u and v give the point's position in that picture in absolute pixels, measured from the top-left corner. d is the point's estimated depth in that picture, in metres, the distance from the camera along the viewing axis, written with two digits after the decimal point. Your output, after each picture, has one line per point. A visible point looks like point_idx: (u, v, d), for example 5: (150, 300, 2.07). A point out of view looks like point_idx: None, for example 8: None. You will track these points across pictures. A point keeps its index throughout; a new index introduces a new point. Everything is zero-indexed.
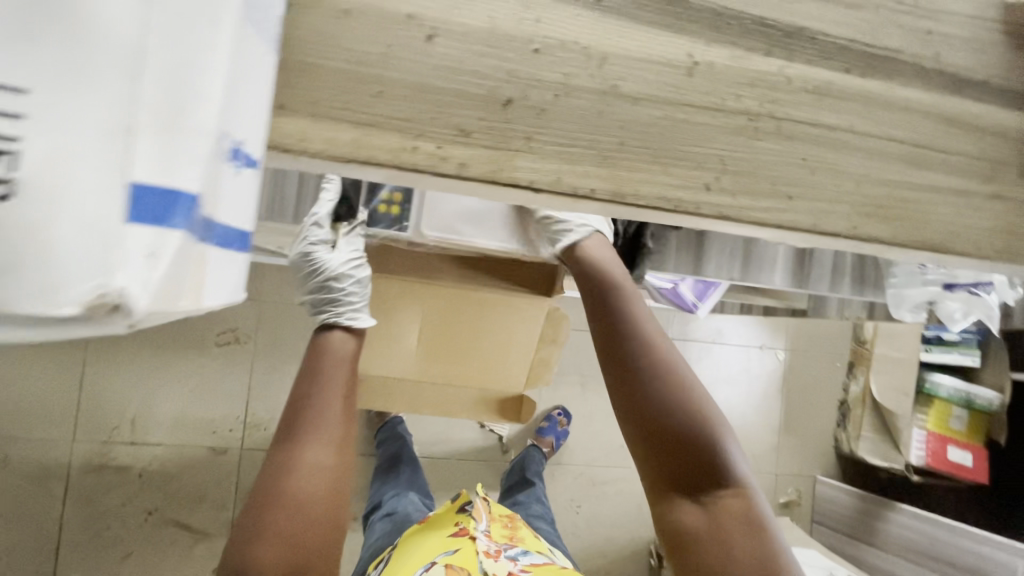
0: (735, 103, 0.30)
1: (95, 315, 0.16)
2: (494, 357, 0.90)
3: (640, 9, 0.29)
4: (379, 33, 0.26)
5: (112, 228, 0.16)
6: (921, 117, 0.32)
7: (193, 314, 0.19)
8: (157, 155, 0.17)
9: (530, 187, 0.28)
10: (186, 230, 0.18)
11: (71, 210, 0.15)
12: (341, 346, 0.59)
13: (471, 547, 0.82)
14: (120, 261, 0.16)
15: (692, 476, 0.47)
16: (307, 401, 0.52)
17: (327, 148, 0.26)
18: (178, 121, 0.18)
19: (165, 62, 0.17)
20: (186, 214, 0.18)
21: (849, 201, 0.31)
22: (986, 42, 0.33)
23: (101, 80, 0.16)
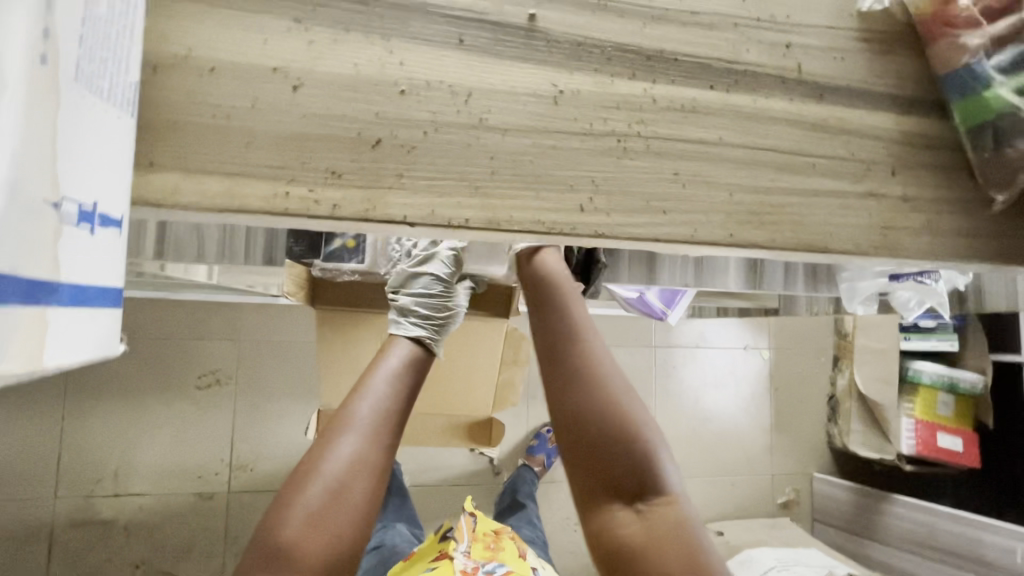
0: (602, 126, 0.31)
1: None
2: (458, 386, 0.90)
3: (502, 45, 0.31)
4: (246, 88, 0.28)
5: None
6: (789, 127, 0.34)
7: (27, 375, 0.19)
8: None
9: (405, 223, 0.29)
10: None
11: None
12: (409, 358, 0.62)
13: (449, 567, 0.85)
14: None
15: (624, 488, 0.53)
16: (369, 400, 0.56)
17: (199, 200, 0.27)
18: None
19: None
20: None
21: (723, 210, 0.33)
22: (845, 51, 0.35)
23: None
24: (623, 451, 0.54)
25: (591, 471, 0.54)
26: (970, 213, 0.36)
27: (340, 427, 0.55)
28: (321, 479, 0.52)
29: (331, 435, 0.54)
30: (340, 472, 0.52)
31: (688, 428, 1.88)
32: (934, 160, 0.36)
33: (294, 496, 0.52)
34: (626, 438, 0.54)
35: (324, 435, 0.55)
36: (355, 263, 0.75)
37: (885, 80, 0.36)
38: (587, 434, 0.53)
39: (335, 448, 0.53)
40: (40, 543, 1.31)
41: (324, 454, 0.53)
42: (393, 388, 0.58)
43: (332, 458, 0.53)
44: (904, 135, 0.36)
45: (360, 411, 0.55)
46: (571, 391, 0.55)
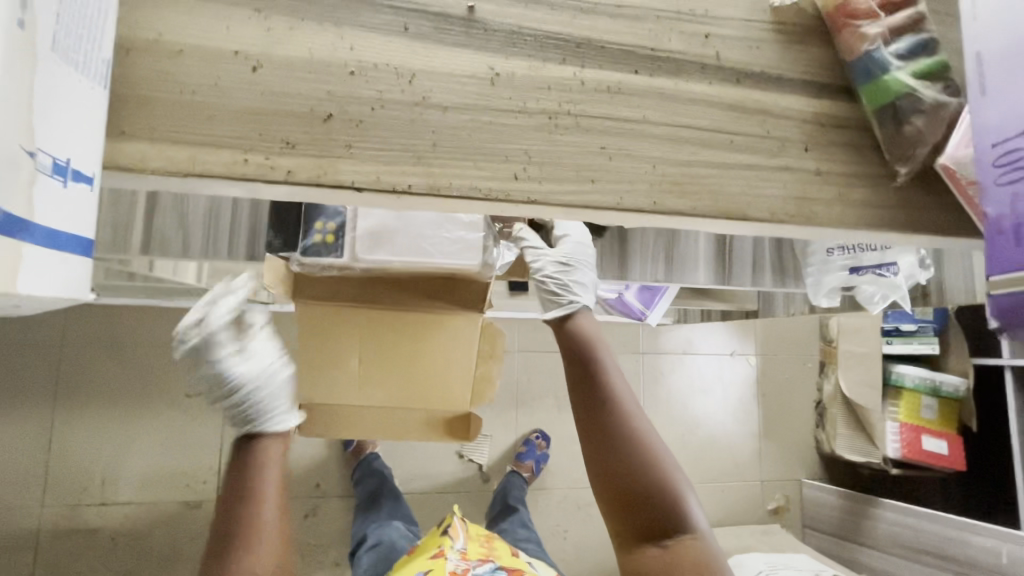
0: (535, 105, 0.35)
1: None
2: (438, 370, 0.90)
3: (442, 33, 0.34)
4: (208, 69, 0.31)
5: None
6: (708, 107, 0.37)
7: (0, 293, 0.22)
8: None
9: (352, 187, 0.32)
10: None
11: None
12: (262, 448, 0.67)
13: (441, 567, 0.85)
14: None
15: (651, 523, 0.65)
16: (241, 499, 0.64)
17: (166, 166, 0.30)
18: None
19: None
20: None
21: (646, 181, 0.36)
22: (759, 40, 0.39)
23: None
24: (651, 490, 0.66)
25: (622, 507, 0.66)
26: (879, 187, 0.39)
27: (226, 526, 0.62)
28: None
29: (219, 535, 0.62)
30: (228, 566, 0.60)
31: (676, 434, 1.89)
32: (845, 139, 0.39)
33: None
34: (655, 479, 0.66)
35: (211, 552, 0.61)
36: (333, 259, 0.71)
37: (798, 66, 0.39)
38: (621, 474, 0.66)
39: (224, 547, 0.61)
40: (25, 552, 1.31)
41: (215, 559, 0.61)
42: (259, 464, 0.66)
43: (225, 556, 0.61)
44: (816, 115, 0.39)
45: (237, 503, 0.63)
46: (607, 437, 0.67)
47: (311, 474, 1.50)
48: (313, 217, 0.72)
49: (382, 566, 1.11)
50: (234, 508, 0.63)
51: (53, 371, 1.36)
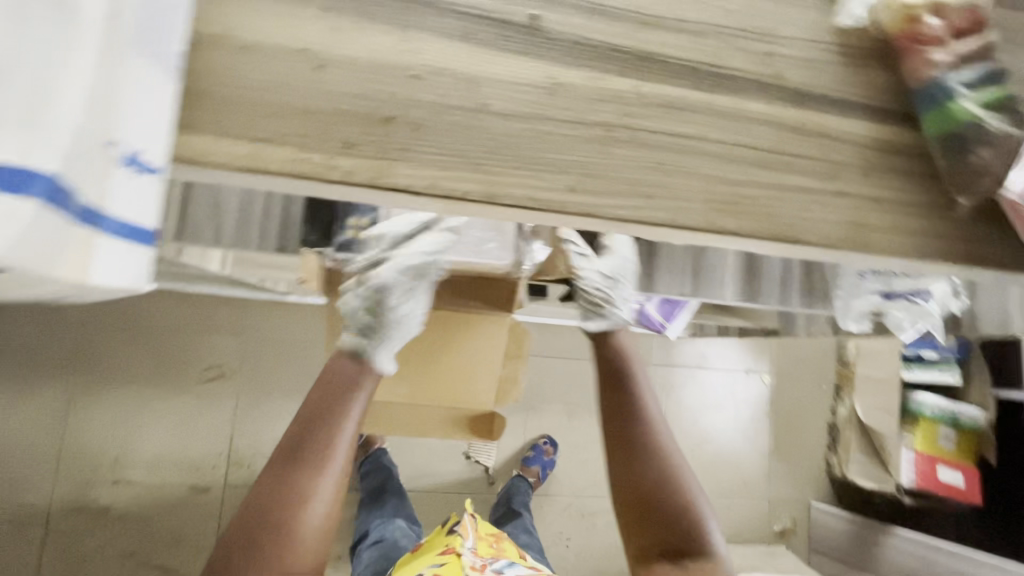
0: (593, 116, 0.35)
1: None
2: (457, 376, 0.91)
3: (504, 40, 0.34)
4: (273, 65, 0.31)
5: None
6: (767, 127, 0.37)
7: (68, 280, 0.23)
8: (17, 144, 0.20)
9: (409, 191, 0.32)
10: (46, 202, 0.21)
11: None
12: (348, 373, 0.67)
13: (458, 562, 0.84)
14: None
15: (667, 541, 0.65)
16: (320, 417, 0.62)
17: (227, 161, 0.31)
18: (37, 120, 0.21)
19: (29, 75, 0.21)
20: (43, 186, 0.21)
21: (702, 200, 0.35)
22: (821, 61, 0.38)
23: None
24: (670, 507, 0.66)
25: (639, 520, 0.67)
26: (936, 217, 0.39)
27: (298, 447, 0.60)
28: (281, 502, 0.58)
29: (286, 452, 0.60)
30: (294, 487, 0.58)
31: (685, 448, 1.87)
32: (904, 166, 0.38)
33: (254, 526, 0.57)
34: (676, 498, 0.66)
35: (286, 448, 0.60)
36: (364, 251, 0.71)
37: (860, 91, 0.39)
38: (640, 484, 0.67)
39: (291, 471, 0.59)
40: (36, 526, 1.33)
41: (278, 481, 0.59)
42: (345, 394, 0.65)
43: (287, 483, 0.59)
44: (876, 140, 0.38)
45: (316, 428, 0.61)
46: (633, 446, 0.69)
47: None
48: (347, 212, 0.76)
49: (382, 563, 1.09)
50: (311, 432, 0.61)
51: (72, 349, 1.38)
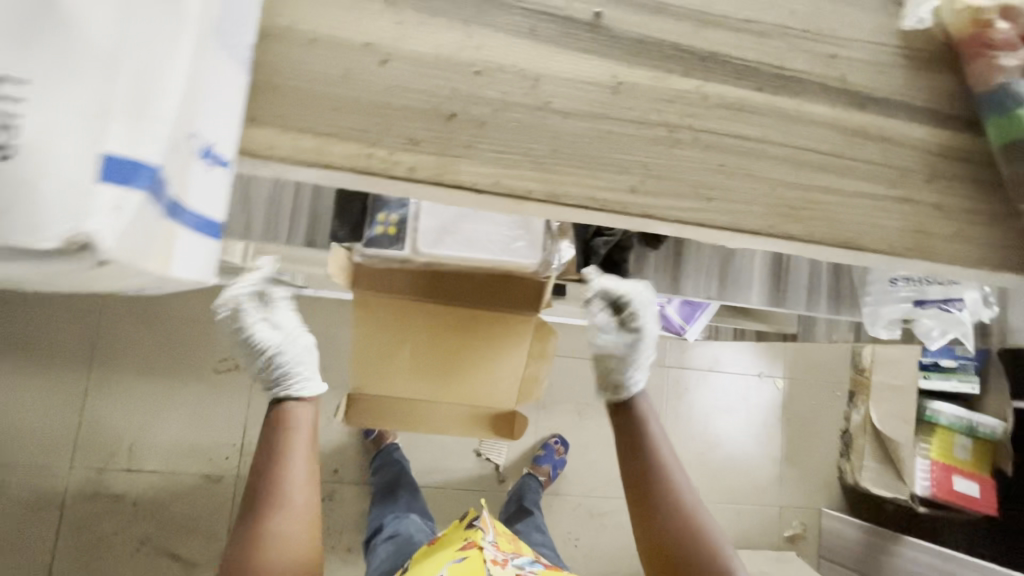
0: (656, 116, 0.34)
1: (69, 251, 0.20)
2: (482, 377, 0.91)
3: (569, 38, 0.33)
4: (339, 59, 0.31)
5: (84, 186, 0.20)
6: (830, 130, 0.36)
7: (160, 275, 0.23)
8: (126, 134, 0.21)
9: (473, 188, 0.32)
10: (149, 192, 0.21)
11: (56, 168, 0.20)
12: (299, 415, 0.60)
13: (479, 555, 0.84)
14: (88, 208, 0.20)
15: None
16: (268, 468, 0.54)
17: (292, 154, 0.30)
18: (145, 110, 0.21)
19: (136, 63, 0.21)
20: (150, 178, 0.21)
21: (764, 203, 0.35)
22: (886, 65, 0.37)
23: (83, 74, 0.20)
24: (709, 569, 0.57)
25: None
26: (998, 225, 0.38)
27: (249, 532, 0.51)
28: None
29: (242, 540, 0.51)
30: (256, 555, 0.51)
31: (696, 451, 1.86)
32: (967, 173, 0.38)
33: None
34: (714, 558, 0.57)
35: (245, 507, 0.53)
36: (394, 250, 0.71)
37: (924, 95, 0.38)
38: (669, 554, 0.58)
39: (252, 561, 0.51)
40: (51, 511, 1.34)
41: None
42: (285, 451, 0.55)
43: (250, 561, 0.51)
44: (940, 146, 0.38)
45: (257, 504, 0.52)
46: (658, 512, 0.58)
47: (331, 460, 1.51)
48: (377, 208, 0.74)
49: (398, 557, 1.09)
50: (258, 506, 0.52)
51: (90, 337, 1.39)
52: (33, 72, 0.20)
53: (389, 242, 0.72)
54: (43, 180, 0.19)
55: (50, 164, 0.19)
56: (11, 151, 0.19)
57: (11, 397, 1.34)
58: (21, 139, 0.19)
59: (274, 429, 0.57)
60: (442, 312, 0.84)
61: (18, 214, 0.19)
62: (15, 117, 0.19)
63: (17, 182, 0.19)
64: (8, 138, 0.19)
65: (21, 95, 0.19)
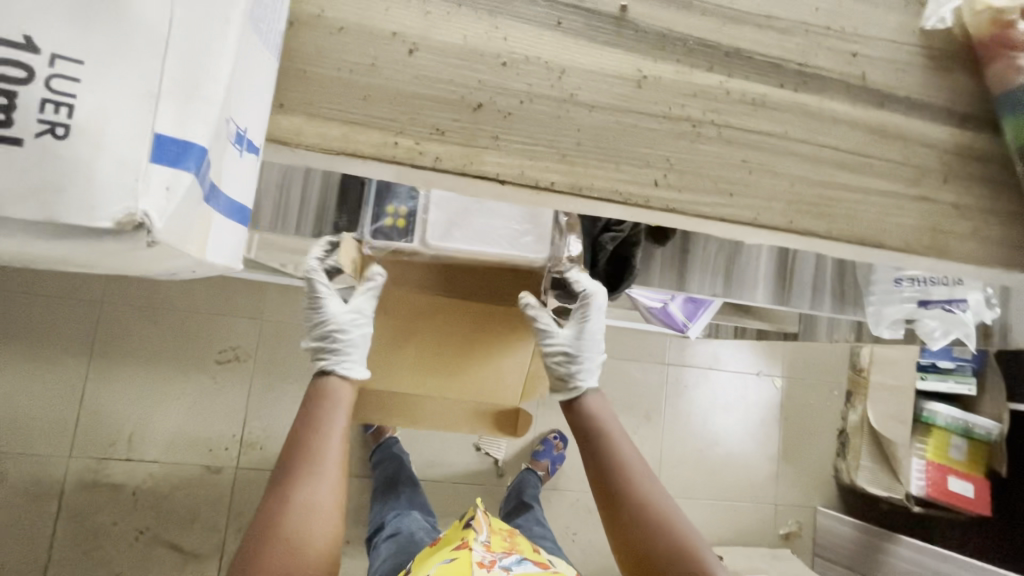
0: (679, 111, 0.34)
1: (122, 231, 0.20)
2: (489, 381, 0.92)
3: (593, 30, 0.34)
4: (366, 48, 0.31)
5: (139, 164, 0.20)
6: (851, 128, 0.36)
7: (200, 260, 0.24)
8: (176, 116, 0.21)
9: (496, 179, 0.32)
10: (198, 176, 0.22)
11: (111, 147, 0.20)
12: (335, 392, 0.68)
13: (466, 556, 0.84)
14: (143, 189, 0.20)
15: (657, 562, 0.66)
16: (309, 434, 0.62)
17: (319, 142, 0.30)
18: (194, 93, 0.22)
19: (185, 47, 0.21)
20: (198, 161, 0.22)
21: (785, 199, 0.35)
22: (906, 63, 0.38)
23: (135, 56, 0.20)
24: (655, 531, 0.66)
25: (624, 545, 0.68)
26: (1013, 224, 0.38)
27: (283, 490, 0.58)
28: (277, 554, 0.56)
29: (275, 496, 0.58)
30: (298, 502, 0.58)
31: (693, 448, 1.87)
32: (984, 173, 0.38)
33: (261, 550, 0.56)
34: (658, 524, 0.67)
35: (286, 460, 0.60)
36: (403, 242, 0.70)
37: (944, 95, 0.38)
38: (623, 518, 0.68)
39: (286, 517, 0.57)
40: (50, 500, 1.34)
41: (266, 532, 0.57)
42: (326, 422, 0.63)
43: (287, 509, 0.58)
44: (958, 146, 0.38)
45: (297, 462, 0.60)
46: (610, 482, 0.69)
47: None
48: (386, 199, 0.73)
49: (399, 555, 1.08)
50: (296, 468, 0.60)
51: (92, 326, 1.39)
52: (86, 51, 0.20)
53: (394, 234, 0.71)
54: (98, 161, 0.19)
55: (107, 144, 0.20)
56: (66, 129, 0.19)
57: (12, 385, 1.34)
58: (77, 117, 0.19)
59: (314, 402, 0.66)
60: (446, 313, 0.82)
61: (72, 193, 0.19)
62: (70, 96, 0.19)
63: (68, 161, 0.19)
64: (64, 117, 0.19)
65: (77, 75, 0.19)
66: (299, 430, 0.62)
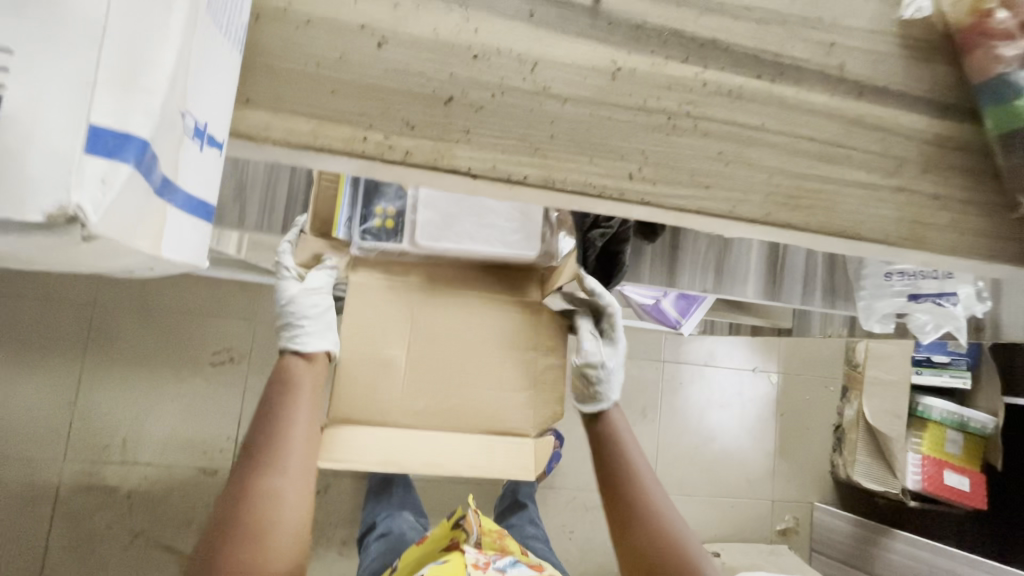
0: (654, 103, 0.34)
1: (56, 224, 0.20)
2: (488, 403, 0.82)
3: (567, 22, 0.33)
4: (335, 41, 0.30)
5: (72, 157, 0.20)
6: (829, 119, 0.36)
7: (152, 255, 0.23)
8: (113, 105, 0.21)
9: (468, 173, 0.32)
10: (139, 167, 0.21)
11: (44, 140, 0.19)
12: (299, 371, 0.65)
13: (460, 559, 0.84)
14: (77, 181, 0.20)
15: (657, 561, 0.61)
16: (273, 415, 0.59)
17: (286, 137, 0.30)
18: (134, 83, 0.21)
19: (123, 34, 0.21)
20: (138, 152, 0.21)
21: (761, 191, 0.35)
22: (885, 54, 0.37)
23: (69, 45, 0.20)
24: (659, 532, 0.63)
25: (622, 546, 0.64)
26: (994, 215, 0.38)
27: (245, 480, 0.55)
28: (238, 546, 0.52)
29: (237, 487, 0.55)
30: (261, 488, 0.54)
31: (689, 445, 1.87)
32: (964, 164, 0.38)
33: (220, 542, 0.52)
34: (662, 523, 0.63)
35: (249, 446, 0.57)
36: (392, 243, 0.73)
37: (923, 85, 0.38)
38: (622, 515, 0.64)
39: (250, 508, 0.54)
40: (44, 503, 1.33)
41: (226, 522, 0.53)
42: (290, 405, 0.60)
43: (249, 495, 0.54)
44: (937, 137, 0.37)
45: (257, 448, 0.56)
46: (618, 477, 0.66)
47: None
48: (375, 197, 0.74)
49: (389, 555, 1.08)
50: (260, 456, 0.56)
51: (84, 329, 1.38)
52: (21, 43, 0.19)
53: (385, 236, 0.73)
54: (30, 154, 0.19)
55: (41, 136, 0.19)
56: None
57: (6, 389, 1.34)
58: (11, 110, 0.19)
59: (279, 381, 0.63)
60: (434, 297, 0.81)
61: (6, 186, 0.19)
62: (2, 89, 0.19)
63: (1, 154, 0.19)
64: None
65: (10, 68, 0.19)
66: (260, 417, 0.59)
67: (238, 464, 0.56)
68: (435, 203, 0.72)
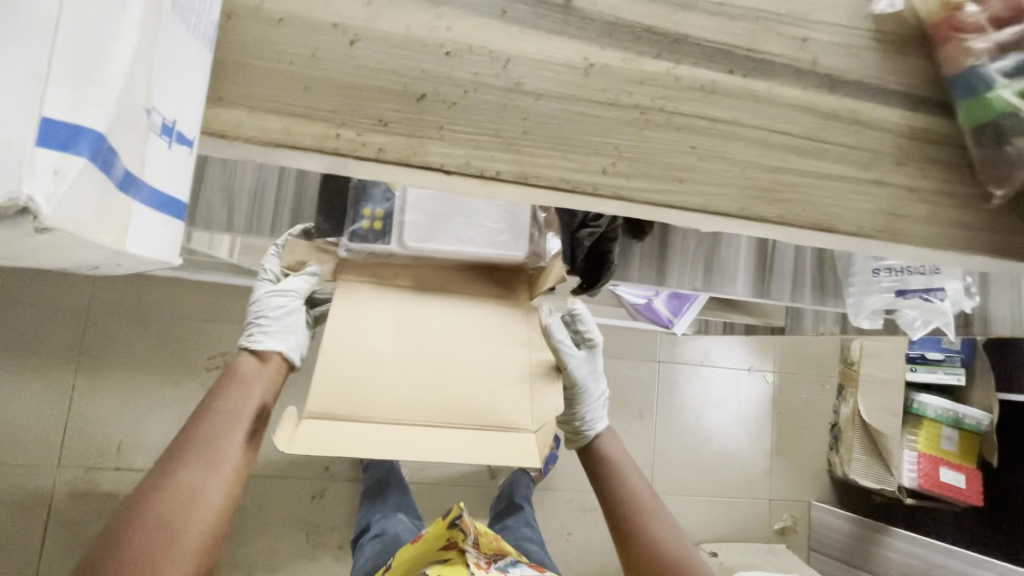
0: (627, 98, 0.34)
1: (8, 216, 0.20)
2: (480, 391, 0.75)
3: (539, 19, 0.33)
4: (307, 39, 0.30)
5: (22, 148, 0.20)
6: (803, 113, 0.36)
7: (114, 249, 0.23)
8: (65, 97, 0.21)
9: (441, 169, 0.32)
10: (94, 159, 0.21)
11: None
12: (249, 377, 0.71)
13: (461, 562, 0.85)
14: (28, 173, 0.20)
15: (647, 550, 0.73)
16: (213, 414, 0.63)
17: (259, 135, 0.30)
18: (87, 76, 0.21)
19: (75, 27, 0.21)
20: (93, 145, 0.21)
21: (735, 184, 0.35)
22: (858, 48, 0.38)
23: (15, 36, 0.20)
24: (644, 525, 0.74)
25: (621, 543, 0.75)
26: (969, 206, 0.38)
27: (166, 472, 0.57)
28: (146, 536, 0.53)
29: (157, 479, 0.57)
30: (185, 480, 0.57)
31: (686, 445, 1.87)
32: (939, 156, 0.38)
33: (129, 527, 0.54)
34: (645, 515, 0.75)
35: (181, 441, 0.60)
36: (381, 245, 0.73)
37: (896, 79, 0.38)
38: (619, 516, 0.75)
39: (164, 500, 0.56)
40: (39, 511, 1.33)
41: (139, 509, 0.55)
42: (229, 410, 0.64)
43: (170, 486, 0.56)
44: (911, 130, 0.38)
45: (191, 442, 0.60)
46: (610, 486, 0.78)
47: (322, 458, 1.51)
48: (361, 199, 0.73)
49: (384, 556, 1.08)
50: (187, 453, 0.59)
51: (77, 335, 1.38)
52: None
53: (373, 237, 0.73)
54: None
55: None
56: None
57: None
58: None
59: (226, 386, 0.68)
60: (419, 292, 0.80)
61: None
62: None
63: None
64: None
65: None
66: (200, 417, 0.63)
67: (163, 456, 0.59)
68: (422, 205, 0.72)
